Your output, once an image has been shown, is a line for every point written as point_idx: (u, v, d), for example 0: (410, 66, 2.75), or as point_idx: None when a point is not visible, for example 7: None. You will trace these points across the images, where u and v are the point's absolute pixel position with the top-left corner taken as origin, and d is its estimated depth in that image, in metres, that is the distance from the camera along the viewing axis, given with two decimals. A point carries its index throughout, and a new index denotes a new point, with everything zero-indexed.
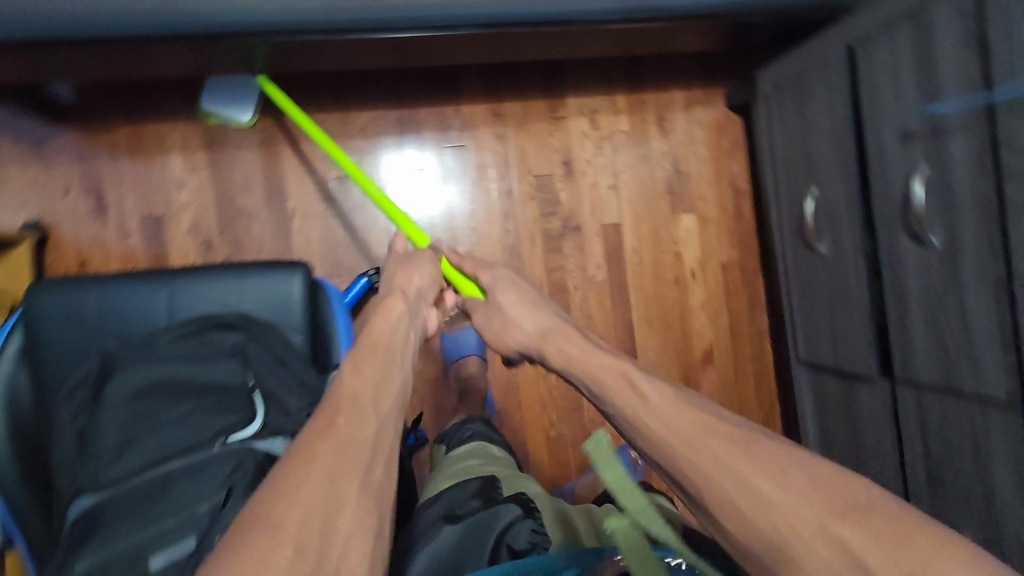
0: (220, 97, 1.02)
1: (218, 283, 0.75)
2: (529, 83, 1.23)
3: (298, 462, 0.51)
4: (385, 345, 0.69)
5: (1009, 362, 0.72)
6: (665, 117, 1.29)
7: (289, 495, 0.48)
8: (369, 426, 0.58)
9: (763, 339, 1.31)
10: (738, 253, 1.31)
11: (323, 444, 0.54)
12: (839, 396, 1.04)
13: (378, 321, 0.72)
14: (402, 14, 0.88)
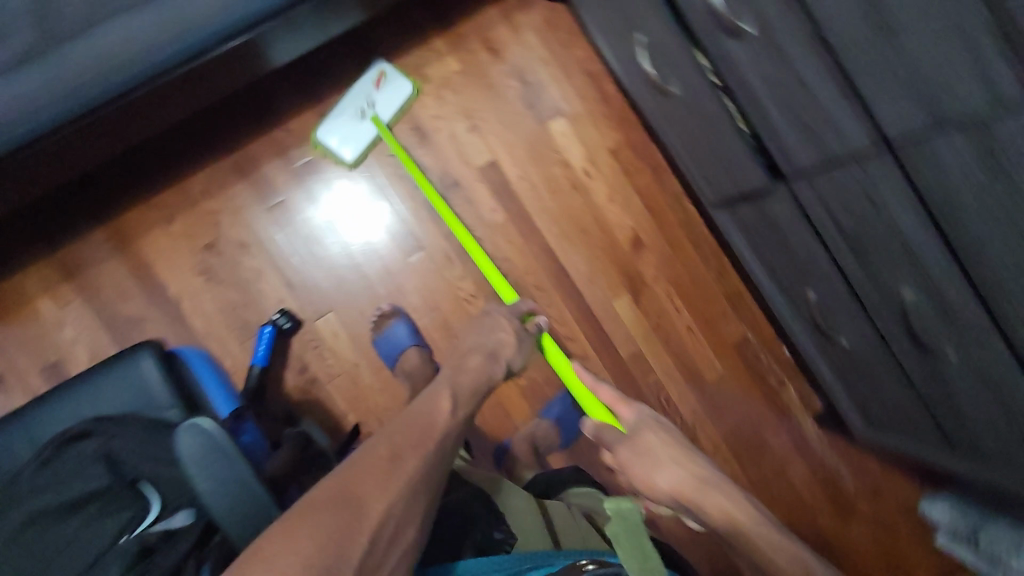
0: (339, 137, 1.13)
1: (71, 398, 0.75)
2: (344, 67, 1.16)
3: (382, 472, 0.66)
4: (434, 429, 0.75)
5: (860, 108, 0.69)
6: (490, 37, 1.22)
7: (381, 492, 0.64)
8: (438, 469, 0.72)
9: (684, 202, 1.27)
10: (622, 132, 1.26)
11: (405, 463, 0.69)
12: (756, 221, 1.01)
13: (429, 405, 0.78)
14: (151, 67, 0.80)
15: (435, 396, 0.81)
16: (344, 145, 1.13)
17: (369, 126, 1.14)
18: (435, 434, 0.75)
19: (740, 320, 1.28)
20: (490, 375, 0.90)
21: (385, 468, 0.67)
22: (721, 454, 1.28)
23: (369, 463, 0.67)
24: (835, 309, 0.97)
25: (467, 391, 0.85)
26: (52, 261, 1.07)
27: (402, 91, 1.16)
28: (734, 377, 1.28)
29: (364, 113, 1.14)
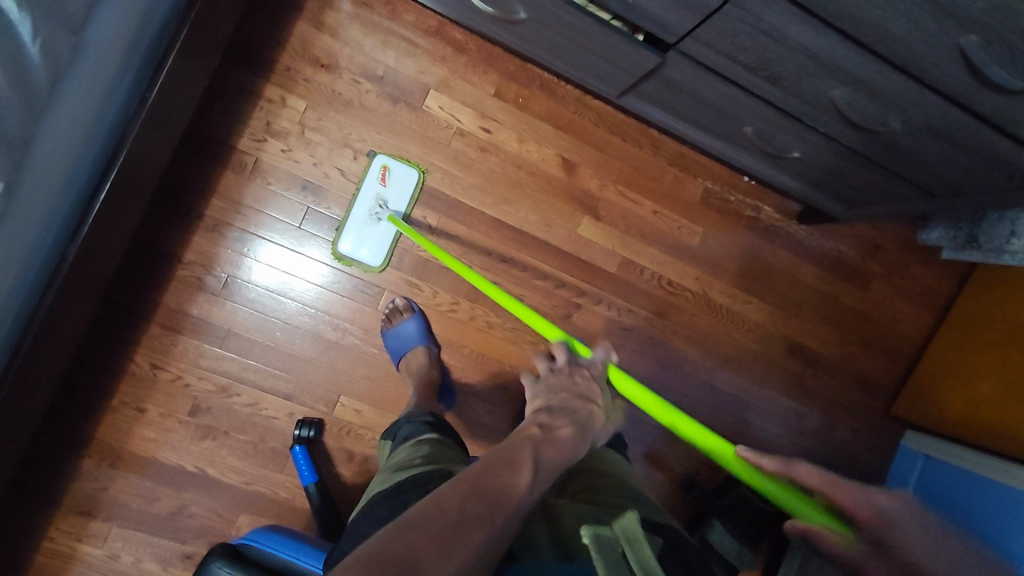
0: (354, 242, 1.11)
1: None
2: (197, 172, 1.05)
3: (450, 535, 0.42)
4: (509, 494, 0.48)
5: None
6: (316, 53, 1.09)
7: (447, 545, 0.41)
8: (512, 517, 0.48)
9: (588, 102, 1.21)
10: (495, 70, 1.17)
11: (473, 512, 0.45)
12: (665, 92, 0.97)
13: (509, 468, 0.51)
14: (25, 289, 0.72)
15: (512, 460, 0.53)
16: (364, 252, 1.12)
17: (385, 226, 1.12)
18: (506, 505, 0.47)
19: (694, 177, 1.28)
20: (577, 455, 0.62)
21: (443, 529, 0.42)
22: (740, 299, 1.32)
23: (435, 520, 0.43)
24: (775, 133, 0.97)
25: (553, 467, 0.56)
26: (63, 511, 1.03)
27: (412, 178, 1.13)
28: (715, 229, 1.30)
29: (377, 214, 1.12)
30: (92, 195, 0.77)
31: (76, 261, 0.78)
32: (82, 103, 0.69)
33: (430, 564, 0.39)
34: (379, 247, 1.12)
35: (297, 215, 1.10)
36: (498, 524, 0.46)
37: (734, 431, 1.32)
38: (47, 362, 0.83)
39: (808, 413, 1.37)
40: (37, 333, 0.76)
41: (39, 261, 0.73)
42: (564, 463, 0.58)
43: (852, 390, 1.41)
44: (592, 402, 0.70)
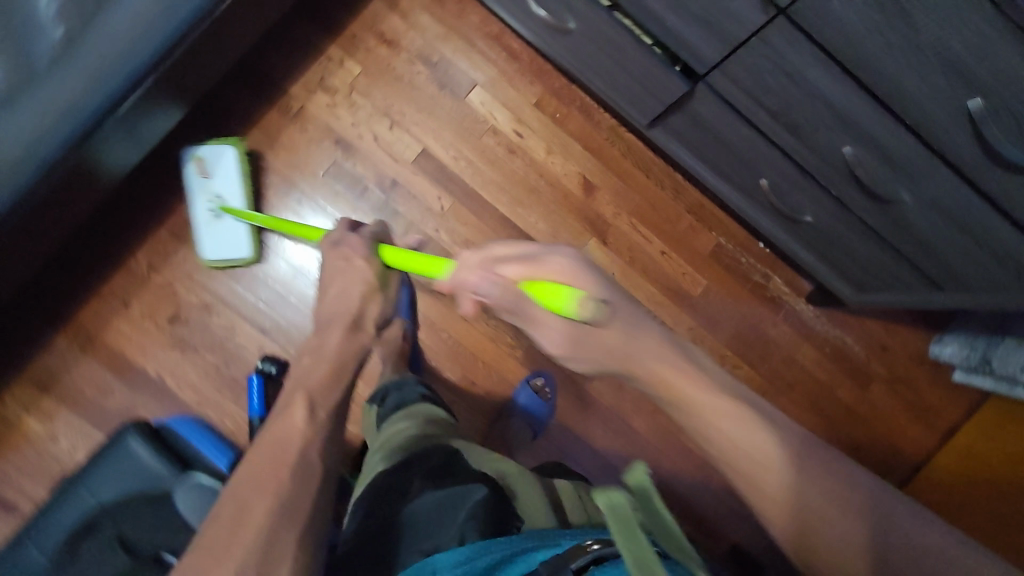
0: (214, 246, 1.09)
1: (79, 492, 0.80)
2: (247, 104, 1.14)
3: (263, 493, 0.58)
4: (287, 451, 0.63)
5: None
6: (383, 29, 1.18)
7: (261, 488, 0.59)
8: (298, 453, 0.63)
9: (621, 134, 1.25)
10: (541, 84, 1.23)
11: (278, 475, 0.60)
12: (691, 128, 1.01)
13: (289, 418, 0.67)
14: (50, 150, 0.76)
15: (289, 404, 0.68)
16: (232, 249, 1.10)
17: (228, 219, 1.09)
18: (288, 454, 0.62)
19: (709, 230, 1.29)
20: (358, 351, 0.78)
21: (272, 484, 0.59)
22: (730, 361, 1.29)
23: (264, 475, 0.60)
24: (790, 190, 0.97)
25: (324, 390, 0.71)
26: (22, 379, 1.06)
27: (227, 156, 1.09)
28: (720, 285, 1.29)
29: (213, 210, 1.09)
30: (138, 84, 0.82)
31: (102, 137, 0.83)
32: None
33: (258, 507, 0.57)
34: (240, 241, 1.10)
35: (323, 165, 1.16)
36: (285, 478, 0.60)
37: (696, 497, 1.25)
38: (62, 217, 0.90)
39: None
40: (45, 190, 0.80)
41: (94, 107, 0.78)
42: (344, 365, 0.75)
43: None
44: (359, 276, 0.79)
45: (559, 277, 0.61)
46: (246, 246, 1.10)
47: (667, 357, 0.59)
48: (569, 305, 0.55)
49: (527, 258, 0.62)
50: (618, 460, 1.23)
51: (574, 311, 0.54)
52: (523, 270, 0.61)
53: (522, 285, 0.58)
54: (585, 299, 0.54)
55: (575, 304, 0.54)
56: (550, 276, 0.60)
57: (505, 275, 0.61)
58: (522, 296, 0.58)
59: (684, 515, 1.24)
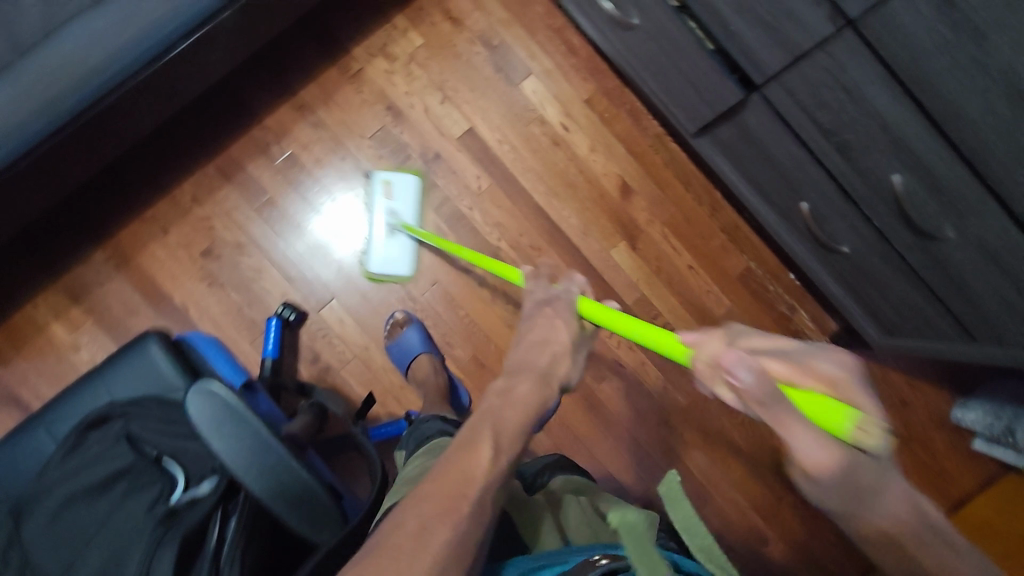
0: (381, 261, 1.16)
1: (86, 389, 0.77)
2: (310, 59, 1.17)
3: (432, 510, 0.52)
4: (470, 485, 0.55)
5: None
6: (450, 6, 1.21)
7: (441, 517, 0.52)
8: (483, 459, 0.58)
9: (666, 142, 1.25)
10: (595, 81, 1.24)
11: (439, 483, 0.55)
12: (738, 140, 1.00)
13: (470, 452, 0.58)
14: (127, 63, 0.81)
15: (472, 439, 0.60)
16: (396, 265, 1.16)
17: (402, 237, 1.16)
18: (472, 491, 0.55)
19: (740, 252, 1.27)
20: (542, 407, 0.69)
21: (446, 508, 0.53)
22: None
23: (443, 499, 0.54)
24: (832, 217, 0.96)
25: (515, 429, 0.64)
26: (57, 286, 1.10)
27: (410, 183, 1.17)
28: (744, 309, 1.27)
29: (392, 228, 1.16)
30: (214, 14, 0.86)
31: (174, 60, 0.87)
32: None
33: (434, 534, 0.51)
34: (406, 257, 1.17)
35: (372, 129, 1.18)
36: (466, 512, 0.54)
37: None
38: (133, 118, 0.92)
39: (772, 542, 1.22)
40: (116, 99, 0.85)
41: (171, 29, 0.82)
42: (530, 418, 0.66)
43: (831, 545, 1.23)
44: (555, 340, 0.74)
45: (810, 366, 0.48)
46: (410, 261, 1.16)
47: (904, 519, 0.43)
48: (851, 429, 0.42)
49: (774, 345, 0.50)
50: (613, 469, 1.21)
51: (851, 435, 0.42)
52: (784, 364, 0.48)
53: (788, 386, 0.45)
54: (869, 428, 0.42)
55: (853, 429, 0.42)
56: (805, 373, 0.47)
57: (765, 365, 0.48)
58: (776, 398, 0.44)
59: None
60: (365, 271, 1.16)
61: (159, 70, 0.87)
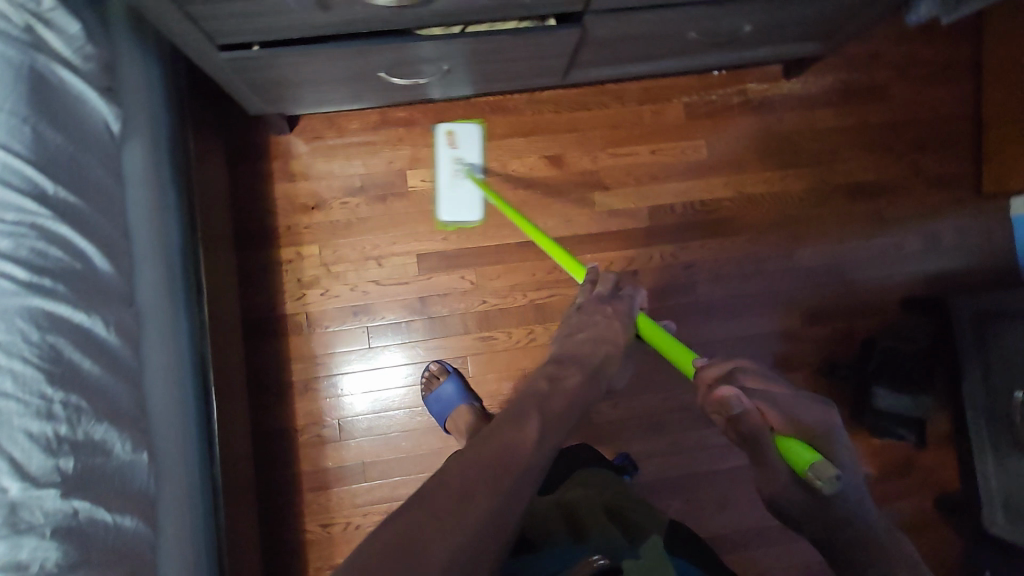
0: (450, 207, 1.19)
1: None
2: (268, 350, 1.15)
3: (493, 473, 0.51)
4: (514, 453, 0.54)
5: None
6: (300, 198, 1.18)
7: (489, 482, 0.50)
8: (529, 431, 0.58)
9: (540, 99, 1.25)
10: (449, 121, 1.22)
11: (481, 452, 0.54)
12: (603, 49, 0.99)
13: (515, 429, 0.58)
14: (203, 526, 0.79)
15: (520, 418, 0.60)
16: (465, 211, 1.19)
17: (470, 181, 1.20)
18: (517, 461, 0.53)
19: (670, 102, 1.28)
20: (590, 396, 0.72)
21: (494, 461, 0.52)
22: (775, 176, 1.30)
23: (496, 459, 0.53)
24: (722, 21, 0.95)
25: (557, 413, 0.64)
26: None
27: (475, 132, 1.22)
28: (715, 131, 1.29)
29: (458, 171, 1.20)
30: (207, 421, 0.85)
31: (219, 479, 0.85)
32: (152, 280, 0.76)
33: (481, 493, 0.49)
34: (475, 202, 1.20)
35: (363, 338, 1.17)
36: (511, 484, 0.51)
37: (844, 296, 1.29)
38: (242, 547, 0.91)
39: (903, 240, 1.31)
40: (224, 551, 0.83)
41: (198, 471, 0.80)
42: (574, 402, 0.68)
43: (932, 195, 1.33)
44: (609, 338, 0.81)
45: (841, 448, 0.56)
46: (479, 207, 1.20)
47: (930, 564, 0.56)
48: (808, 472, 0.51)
49: (794, 405, 0.59)
50: (768, 325, 1.27)
51: (807, 473, 0.51)
52: (781, 415, 0.58)
53: (778, 437, 0.56)
54: (825, 466, 0.50)
55: (810, 469, 0.51)
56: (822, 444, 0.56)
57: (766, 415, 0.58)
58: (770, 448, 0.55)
59: (849, 317, 1.29)
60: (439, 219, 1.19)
61: (221, 497, 0.85)
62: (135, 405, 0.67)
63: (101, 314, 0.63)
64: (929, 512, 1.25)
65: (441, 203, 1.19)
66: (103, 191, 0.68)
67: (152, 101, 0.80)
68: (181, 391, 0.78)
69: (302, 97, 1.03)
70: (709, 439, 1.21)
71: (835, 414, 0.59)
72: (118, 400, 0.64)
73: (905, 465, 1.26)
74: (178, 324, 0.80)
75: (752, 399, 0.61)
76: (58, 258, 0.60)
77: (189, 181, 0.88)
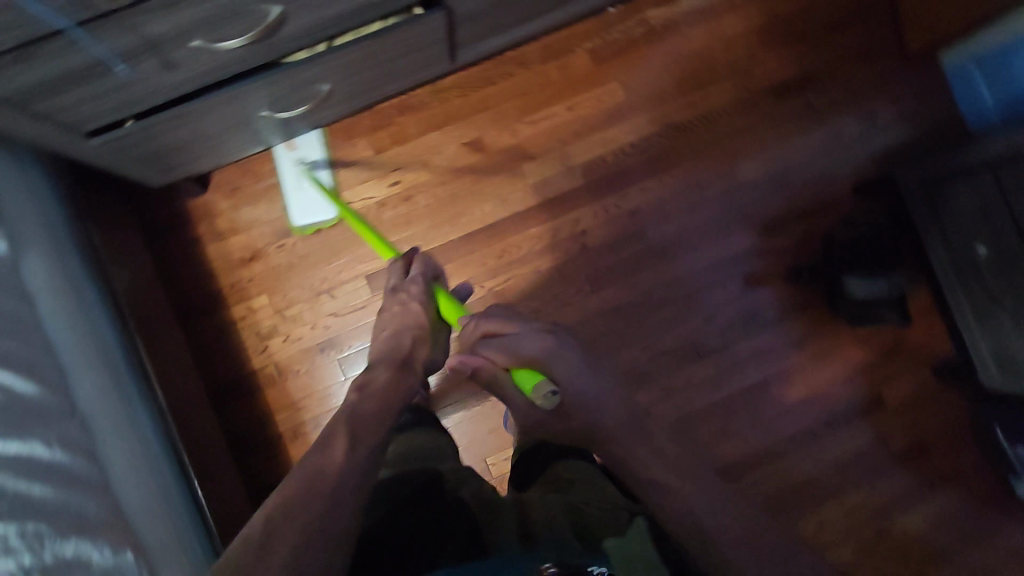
0: (301, 210, 1.15)
1: None
2: (247, 409, 1.14)
3: (286, 504, 0.61)
4: (322, 478, 0.64)
5: None
6: (235, 254, 1.16)
7: (290, 513, 0.60)
8: (331, 454, 0.67)
9: (442, 87, 1.21)
10: (359, 136, 1.20)
11: (288, 490, 0.63)
12: (478, 22, 0.96)
13: (322, 453, 0.68)
14: None
15: (330, 441, 0.70)
16: (319, 208, 1.15)
17: (312, 181, 1.15)
18: (325, 485, 0.63)
19: (573, 52, 1.24)
20: (406, 387, 0.83)
21: (311, 496, 0.62)
22: (697, 97, 1.27)
23: (301, 491, 0.62)
24: None
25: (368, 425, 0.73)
26: None
27: (316, 134, 1.17)
28: (626, 69, 1.25)
29: (304, 171, 1.16)
30: (195, 501, 0.87)
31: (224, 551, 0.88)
32: (92, 384, 0.75)
33: (280, 532, 0.58)
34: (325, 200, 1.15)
35: (336, 371, 1.16)
36: (318, 509, 0.61)
37: (796, 198, 1.27)
38: None
39: (841, 125, 1.28)
40: None
41: (203, 548, 0.81)
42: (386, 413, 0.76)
43: (859, 71, 1.29)
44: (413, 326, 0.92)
45: (562, 366, 0.78)
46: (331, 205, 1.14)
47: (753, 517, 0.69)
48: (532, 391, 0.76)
49: (521, 341, 0.80)
50: (727, 248, 1.26)
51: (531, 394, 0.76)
52: (507, 356, 0.80)
53: (512, 371, 0.79)
54: (542, 386, 0.74)
55: (534, 388, 0.75)
56: (540, 365, 0.78)
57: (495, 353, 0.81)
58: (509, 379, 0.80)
59: (806, 216, 1.27)
60: (294, 224, 1.15)
61: None
62: (107, 509, 0.67)
63: (37, 436, 0.63)
64: (928, 385, 1.25)
65: (291, 206, 1.15)
66: (6, 317, 0.67)
67: (39, 212, 0.80)
68: (159, 480, 0.79)
69: (200, 158, 1.01)
70: (694, 374, 1.23)
71: (552, 338, 0.80)
72: (86, 510, 0.64)
73: (894, 346, 1.26)
74: (134, 418, 0.81)
75: (487, 350, 0.82)
76: None
77: (101, 280, 0.88)
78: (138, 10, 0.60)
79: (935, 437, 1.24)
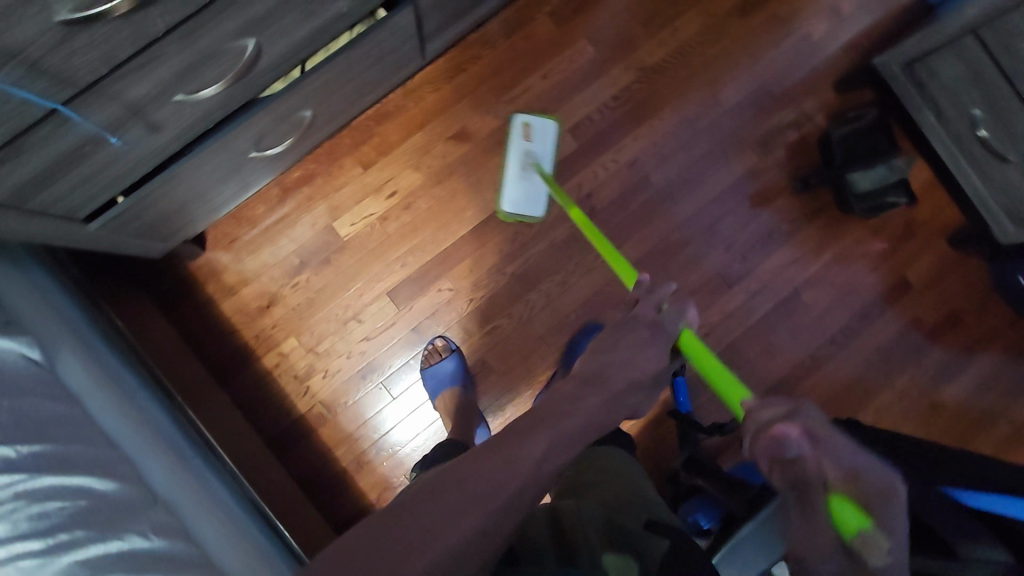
0: (517, 202, 1.18)
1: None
2: (306, 453, 1.13)
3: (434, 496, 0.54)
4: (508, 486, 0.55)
5: None
6: (252, 303, 1.14)
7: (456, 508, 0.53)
8: (523, 452, 0.59)
9: (413, 85, 1.19)
10: (344, 154, 1.17)
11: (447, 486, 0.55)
12: (443, 9, 0.93)
13: (518, 443, 0.60)
14: None
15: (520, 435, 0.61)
16: (532, 203, 1.19)
17: (535, 175, 1.19)
18: (508, 488, 0.55)
19: (534, 20, 1.22)
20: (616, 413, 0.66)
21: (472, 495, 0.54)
22: (666, 34, 1.25)
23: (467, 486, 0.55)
24: None
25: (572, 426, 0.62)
26: None
27: (552, 129, 1.21)
28: (591, 23, 1.23)
29: (526, 165, 1.19)
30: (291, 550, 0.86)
31: None
32: (163, 465, 0.74)
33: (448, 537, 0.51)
34: (540, 198, 1.19)
35: (384, 393, 1.15)
36: (494, 507, 0.54)
37: (785, 109, 1.27)
38: None
39: (811, 28, 1.28)
40: None
41: None
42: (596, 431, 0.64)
43: None
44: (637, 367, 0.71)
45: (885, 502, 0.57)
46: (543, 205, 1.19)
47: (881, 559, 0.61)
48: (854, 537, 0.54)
49: (849, 458, 0.60)
50: (730, 175, 1.26)
51: (851, 538, 0.54)
52: (840, 472, 0.58)
53: (832, 497, 0.56)
54: (874, 539, 0.53)
55: (858, 537, 0.54)
56: (877, 503, 0.56)
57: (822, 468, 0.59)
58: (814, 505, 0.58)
59: (798, 125, 1.27)
60: (504, 210, 1.18)
61: None
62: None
63: (138, 524, 0.62)
64: (949, 257, 1.27)
65: (512, 194, 1.18)
66: (63, 419, 0.65)
67: (53, 310, 0.77)
68: (256, 543, 0.77)
69: (196, 216, 0.97)
70: (728, 304, 1.23)
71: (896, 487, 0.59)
72: None
73: (909, 228, 1.27)
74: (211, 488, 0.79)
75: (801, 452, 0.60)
76: (61, 505, 0.58)
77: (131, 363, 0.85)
78: (119, 76, 0.57)
79: (966, 305, 1.26)
